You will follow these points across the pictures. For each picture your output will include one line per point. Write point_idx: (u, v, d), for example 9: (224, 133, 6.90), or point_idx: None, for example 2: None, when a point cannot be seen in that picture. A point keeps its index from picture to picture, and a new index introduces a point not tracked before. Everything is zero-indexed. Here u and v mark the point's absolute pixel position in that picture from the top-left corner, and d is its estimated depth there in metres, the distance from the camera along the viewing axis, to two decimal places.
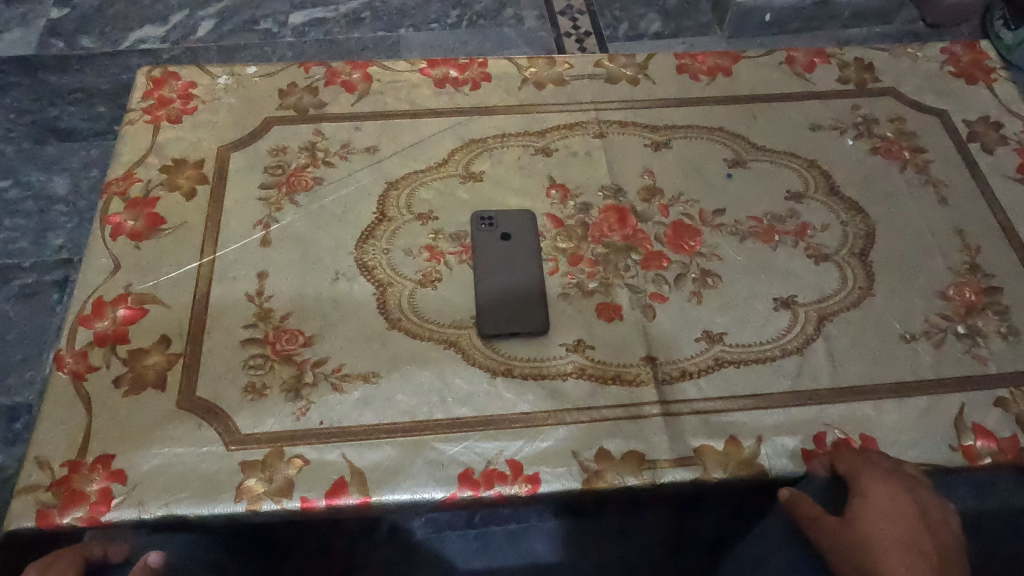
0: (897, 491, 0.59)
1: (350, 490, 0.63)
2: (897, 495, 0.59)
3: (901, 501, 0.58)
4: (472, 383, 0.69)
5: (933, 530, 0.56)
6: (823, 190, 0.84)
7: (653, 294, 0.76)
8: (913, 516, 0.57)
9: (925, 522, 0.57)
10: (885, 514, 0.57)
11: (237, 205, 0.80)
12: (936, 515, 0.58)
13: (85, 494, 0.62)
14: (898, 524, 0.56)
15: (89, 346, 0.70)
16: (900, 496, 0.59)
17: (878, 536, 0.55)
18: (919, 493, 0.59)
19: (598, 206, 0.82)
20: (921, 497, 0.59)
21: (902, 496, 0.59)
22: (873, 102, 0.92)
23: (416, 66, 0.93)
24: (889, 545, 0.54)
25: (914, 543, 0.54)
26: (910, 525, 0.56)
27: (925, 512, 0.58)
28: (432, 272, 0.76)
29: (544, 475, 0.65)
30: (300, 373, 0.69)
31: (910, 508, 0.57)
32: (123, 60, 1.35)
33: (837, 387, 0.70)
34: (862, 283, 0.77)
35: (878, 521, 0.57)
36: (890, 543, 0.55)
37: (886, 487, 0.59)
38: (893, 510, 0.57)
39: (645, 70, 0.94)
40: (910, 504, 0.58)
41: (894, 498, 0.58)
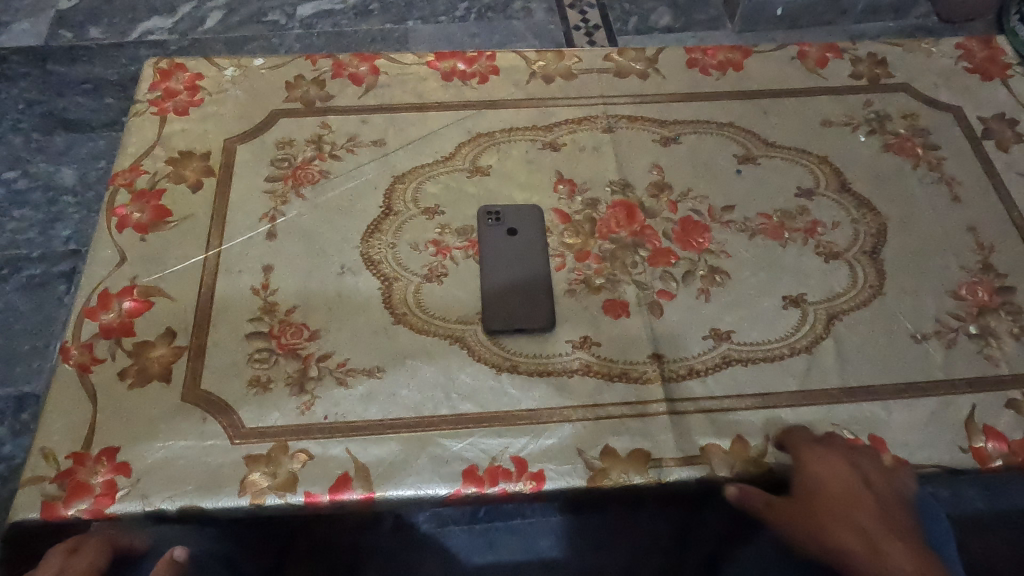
0: (839, 471, 0.64)
1: (354, 485, 0.63)
2: (843, 476, 0.63)
3: (850, 484, 0.63)
4: (477, 379, 0.69)
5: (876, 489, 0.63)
6: (835, 187, 0.83)
7: (661, 291, 0.75)
8: (863, 496, 0.62)
9: (873, 493, 0.63)
10: (836, 493, 0.63)
11: (243, 198, 0.80)
12: (874, 471, 0.64)
13: (91, 486, 0.62)
14: (860, 514, 0.62)
15: (95, 338, 0.70)
16: (844, 472, 0.64)
17: (851, 536, 0.61)
18: (859, 463, 0.65)
19: (605, 202, 0.81)
20: (862, 466, 0.64)
21: (845, 472, 0.64)
22: (886, 98, 0.91)
23: (424, 59, 0.93)
24: (866, 544, 0.60)
25: (880, 530, 0.61)
26: (861, 501, 0.62)
27: (868, 481, 0.63)
28: (438, 267, 0.76)
29: (548, 473, 0.64)
30: (305, 368, 0.69)
31: (859, 488, 0.63)
32: (132, 51, 1.35)
33: (846, 387, 0.70)
34: (873, 282, 0.76)
35: (843, 523, 0.62)
36: (863, 539, 0.60)
37: (829, 470, 0.64)
38: (848, 496, 0.63)
39: (654, 64, 0.93)
40: (857, 483, 0.63)
41: (843, 480, 0.63)
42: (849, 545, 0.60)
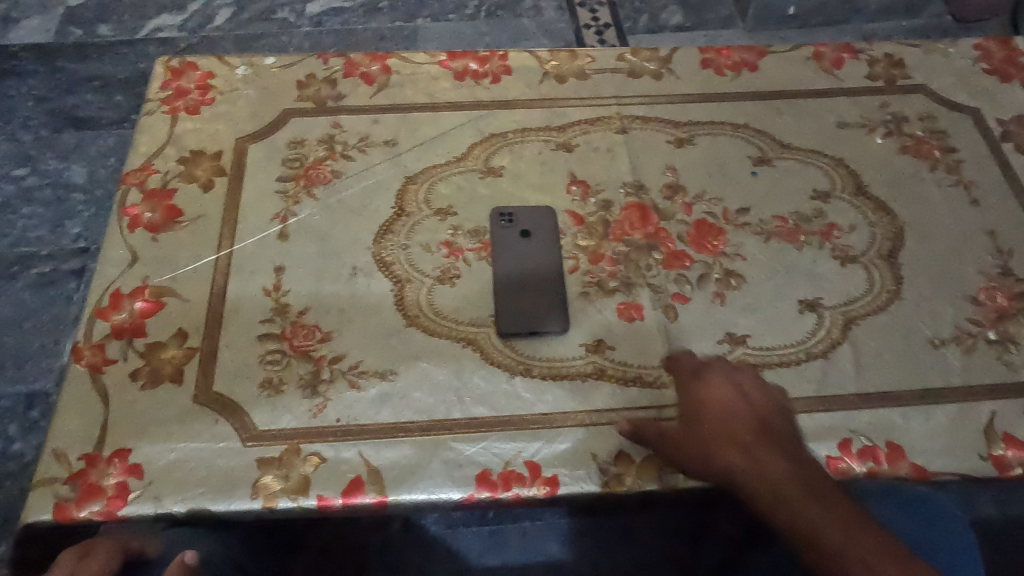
0: (720, 394, 0.63)
1: (366, 489, 0.63)
2: (723, 394, 0.62)
3: (731, 400, 0.62)
4: (491, 382, 0.69)
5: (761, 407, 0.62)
6: (851, 190, 0.82)
7: (675, 295, 0.74)
8: (741, 411, 0.61)
9: (753, 409, 0.61)
10: (721, 411, 0.61)
11: (254, 198, 0.79)
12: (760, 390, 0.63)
13: (103, 488, 0.62)
14: (739, 427, 0.60)
15: (106, 339, 0.70)
16: (725, 391, 0.63)
17: (733, 452, 0.58)
18: (738, 383, 0.63)
19: (619, 204, 0.80)
20: (742, 385, 0.63)
21: (726, 392, 0.63)
22: (903, 100, 0.90)
23: (436, 59, 0.92)
24: (749, 458, 0.58)
25: (762, 442, 0.59)
26: (744, 417, 0.61)
27: (747, 398, 0.62)
28: (450, 269, 0.75)
29: (562, 478, 0.64)
30: (317, 370, 0.69)
31: (741, 404, 0.62)
32: (141, 49, 1.35)
33: (863, 393, 0.69)
34: (890, 286, 0.75)
35: (722, 441, 0.59)
36: (747, 454, 0.58)
37: (710, 392, 0.63)
38: (727, 413, 0.61)
39: (668, 64, 0.92)
40: (737, 402, 0.62)
41: (724, 399, 0.62)
42: (734, 461, 0.58)
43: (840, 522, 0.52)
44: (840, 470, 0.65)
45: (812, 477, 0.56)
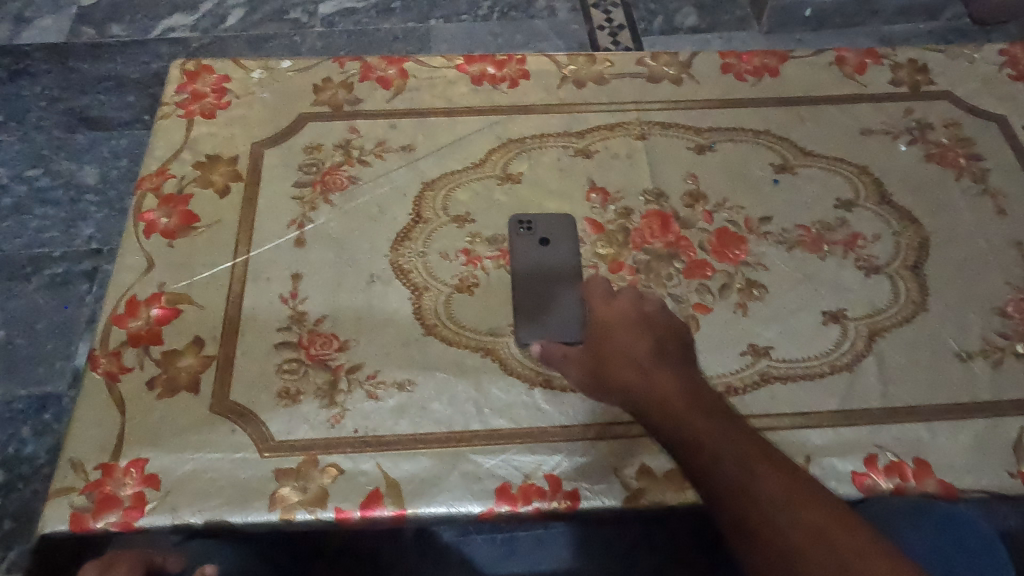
0: (626, 320, 0.66)
1: (385, 502, 0.62)
2: (626, 319, 0.66)
3: (632, 324, 0.66)
4: (510, 393, 0.68)
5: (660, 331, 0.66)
6: (875, 199, 0.81)
7: (697, 305, 0.73)
8: (645, 336, 0.65)
9: (656, 336, 0.65)
10: (623, 334, 0.65)
11: (271, 204, 0.79)
12: (660, 317, 0.67)
13: (119, 499, 0.61)
14: (640, 349, 0.64)
15: (122, 346, 0.69)
16: (629, 316, 0.66)
17: (631, 371, 0.62)
18: (648, 313, 0.67)
19: (639, 212, 0.79)
20: (651, 315, 0.67)
21: (635, 320, 0.66)
22: (928, 106, 0.88)
23: (453, 62, 0.91)
24: (644, 376, 0.62)
25: (659, 364, 0.63)
26: (642, 339, 0.64)
27: (653, 326, 0.66)
28: (469, 277, 0.74)
29: (583, 492, 0.63)
30: (335, 380, 0.68)
31: (641, 328, 0.65)
32: (153, 49, 1.34)
33: (888, 407, 0.68)
34: (916, 298, 0.74)
35: (623, 361, 0.63)
36: (643, 373, 0.62)
37: (620, 318, 0.66)
38: (630, 337, 0.65)
39: (688, 69, 0.91)
40: (642, 328, 0.65)
41: (631, 326, 0.66)
42: (633, 379, 0.62)
43: (719, 428, 0.56)
44: (866, 486, 0.64)
45: (700, 395, 0.60)
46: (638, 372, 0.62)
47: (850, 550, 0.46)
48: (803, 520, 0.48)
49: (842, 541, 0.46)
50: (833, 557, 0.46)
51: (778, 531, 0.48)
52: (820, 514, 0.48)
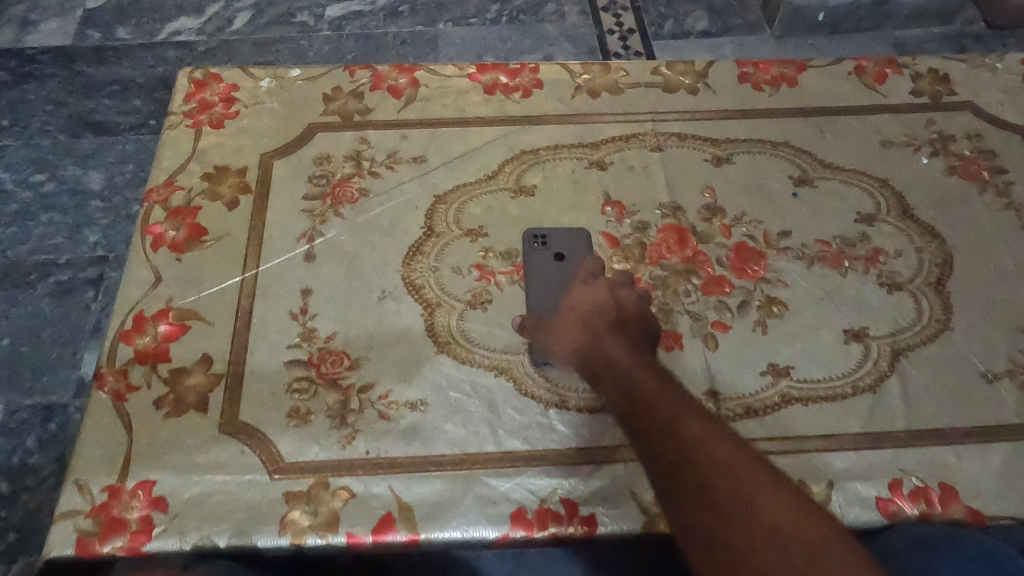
0: (595, 296, 0.65)
1: (397, 526, 0.61)
2: (596, 294, 0.65)
3: (601, 299, 0.65)
4: (524, 414, 0.66)
5: (626, 307, 0.64)
6: (897, 213, 0.79)
7: (715, 323, 0.71)
8: (608, 306, 0.64)
9: (623, 309, 0.64)
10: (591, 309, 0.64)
11: (280, 217, 0.77)
12: (630, 295, 0.66)
13: (126, 522, 0.60)
14: (601, 317, 0.63)
15: (129, 364, 0.68)
16: (599, 293, 0.66)
17: (588, 335, 0.63)
18: (618, 289, 0.66)
19: (656, 226, 0.77)
20: (622, 292, 0.66)
21: (604, 294, 0.66)
22: (950, 118, 0.86)
23: (465, 71, 0.89)
24: (600, 340, 0.62)
25: (618, 332, 0.62)
26: (607, 313, 0.64)
27: (624, 302, 0.65)
28: (482, 293, 0.73)
29: (600, 517, 0.62)
30: (346, 400, 0.66)
31: (610, 304, 0.64)
32: (159, 52, 1.28)
33: (913, 430, 0.66)
34: (939, 316, 0.72)
35: (586, 333, 0.63)
36: (599, 337, 0.62)
37: (589, 292, 0.66)
38: (597, 308, 0.64)
39: (704, 78, 0.89)
40: (610, 304, 0.64)
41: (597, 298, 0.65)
42: (589, 343, 0.62)
43: (663, 388, 0.57)
44: (891, 512, 0.62)
45: (651, 363, 0.60)
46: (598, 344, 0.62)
47: (757, 484, 0.47)
48: (718, 456, 0.49)
49: (752, 478, 0.48)
50: (740, 486, 0.47)
51: (694, 463, 0.49)
52: (737, 454, 0.50)
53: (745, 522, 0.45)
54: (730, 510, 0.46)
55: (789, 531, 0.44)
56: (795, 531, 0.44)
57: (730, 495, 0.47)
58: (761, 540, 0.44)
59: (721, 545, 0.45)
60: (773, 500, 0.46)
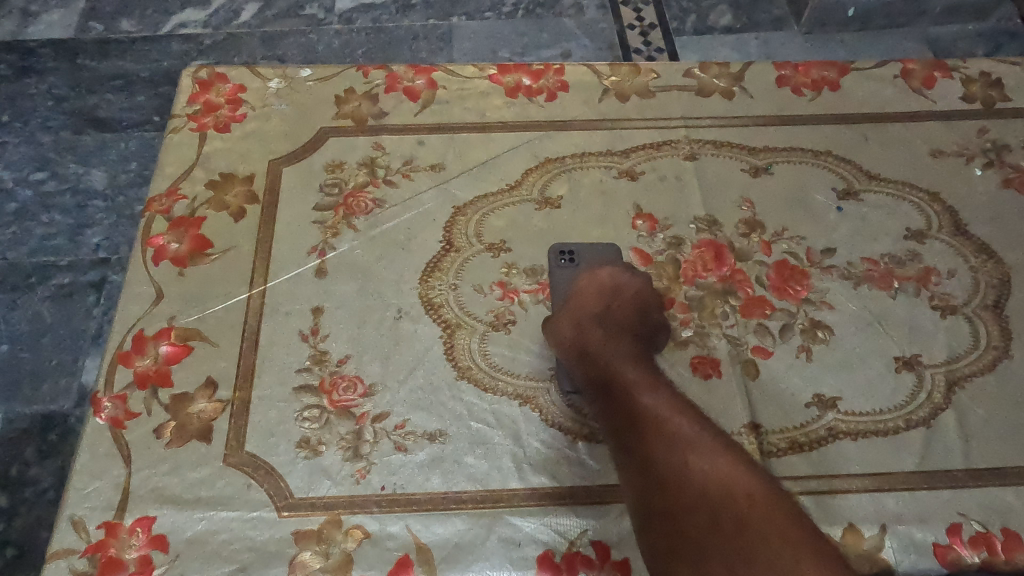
0: (593, 284, 0.64)
1: (415, 570, 0.56)
2: (594, 283, 0.64)
3: (598, 287, 0.64)
4: (551, 446, 0.62)
5: (620, 295, 0.63)
6: (949, 228, 0.74)
7: (756, 348, 0.66)
8: (603, 296, 0.63)
9: (615, 299, 0.63)
10: (585, 295, 0.63)
11: (290, 229, 0.73)
12: (627, 281, 0.64)
13: (124, 563, 0.56)
14: (587, 308, 0.62)
15: (128, 389, 0.64)
16: (595, 279, 0.64)
17: (573, 327, 0.61)
18: (611, 277, 0.64)
19: (691, 241, 0.72)
20: (616, 279, 0.64)
21: (595, 283, 0.64)
22: (1004, 126, 0.81)
23: (486, 72, 0.84)
24: (582, 331, 0.61)
25: (601, 322, 0.61)
26: (599, 300, 0.63)
27: (617, 291, 0.64)
28: (504, 313, 0.68)
29: (634, 562, 0.57)
30: (360, 430, 0.62)
31: (604, 292, 0.63)
32: (164, 46, 1.23)
33: (971, 469, 0.61)
34: (997, 343, 0.67)
35: (575, 319, 0.62)
36: (583, 327, 0.61)
37: (582, 284, 0.64)
38: (591, 299, 0.63)
39: (740, 81, 0.84)
40: (604, 292, 0.63)
41: (586, 288, 0.64)
42: (571, 332, 0.61)
43: (635, 373, 0.57)
44: (950, 559, 0.57)
45: (632, 349, 0.60)
46: (586, 328, 0.61)
47: (699, 453, 0.49)
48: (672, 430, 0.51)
49: (702, 453, 0.49)
50: (688, 463, 0.48)
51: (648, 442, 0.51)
52: (694, 429, 0.51)
53: (688, 496, 0.47)
54: (677, 485, 0.48)
55: (724, 501, 0.46)
56: (726, 496, 0.46)
57: (676, 470, 0.48)
58: (696, 509, 0.46)
59: (666, 519, 0.47)
60: (715, 471, 0.48)
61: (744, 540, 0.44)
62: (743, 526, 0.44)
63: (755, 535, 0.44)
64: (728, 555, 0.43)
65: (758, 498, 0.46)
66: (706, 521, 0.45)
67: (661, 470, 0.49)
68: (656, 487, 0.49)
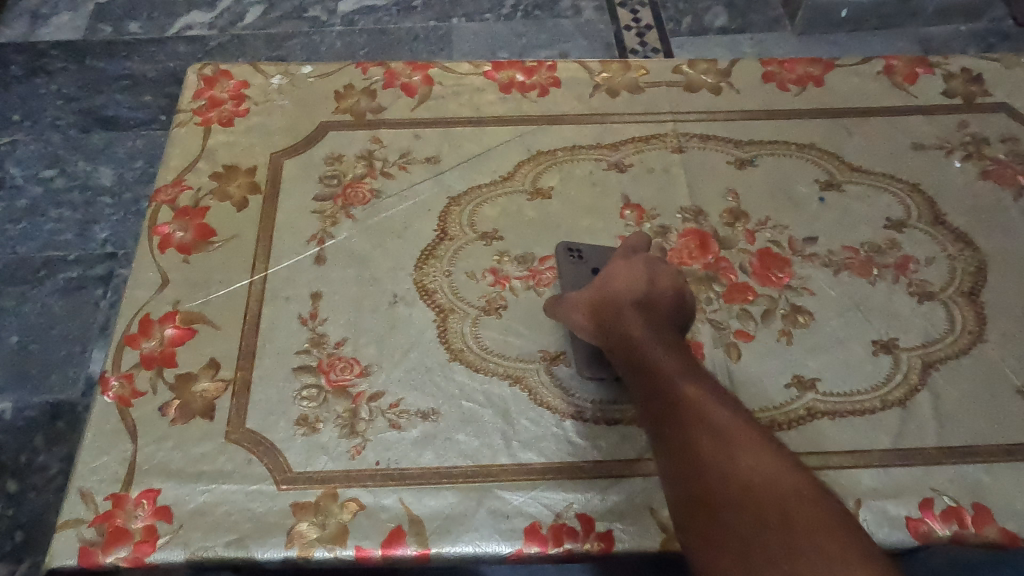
0: (628, 272, 0.64)
1: (407, 540, 0.59)
2: (630, 272, 0.64)
3: (632, 275, 0.63)
4: (540, 425, 0.64)
5: (659, 284, 0.62)
6: (928, 218, 0.76)
7: (738, 332, 0.69)
8: (639, 283, 0.63)
9: (652, 286, 0.62)
10: (620, 282, 0.63)
11: (290, 217, 0.75)
12: (664, 271, 0.64)
13: (130, 532, 0.59)
14: (623, 295, 0.62)
15: (135, 368, 0.67)
16: (633, 269, 0.64)
17: (610, 312, 0.62)
18: (647, 265, 0.64)
19: (677, 230, 0.75)
20: (653, 268, 0.64)
21: (631, 270, 0.64)
22: (983, 120, 0.83)
23: (481, 69, 0.87)
24: (619, 317, 0.61)
25: (640, 309, 0.61)
26: (636, 287, 0.62)
27: (654, 279, 0.63)
28: (496, 298, 0.71)
29: (618, 533, 0.59)
30: (356, 409, 0.65)
31: (641, 280, 0.63)
32: (170, 48, 1.26)
33: (944, 447, 0.63)
34: (972, 327, 0.69)
35: (612, 305, 0.62)
36: (620, 312, 0.61)
37: (617, 269, 0.65)
38: (625, 285, 0.63)
39: (727, 77, 0.87)
40: (642, 278, 0.63)
41: (621, 274, 0.64)
42: (606, 316, 0.62)
43: (673, 361, 0.57)
44: (922, 532, 0.59)
45: (671, 338, 0.60)
46: (624, 314, 0.61)
47: (742, 445, 0.50)
48: (717, 422, 0.52)
49: (750, 451, 0.49)
50: (735, 459, 0.49)
51: (692, 432, 0.52)
52: (737, 424, 0.52)
53: (731, 486, 0.48)
54: (723, 480, 0.48)
55: (769, 495, 0.46)
56: (771, 489, 0.46)
57: (719, 461, 0.49)
58: (740, 500, 0.47)
59: (711, 511, 0.48)
60: (759, 467, 0.48)
61: (791, 534, 0.43)
62: (790, 521, 0.44)
63: (800, 527, 0.44)
64: (767, 550, 0.43)
65: (808, 496, 0.46)
66: (750, 513, 0.46)
67: (707, 462, 0.50)
68: (700, 478, 0.49)
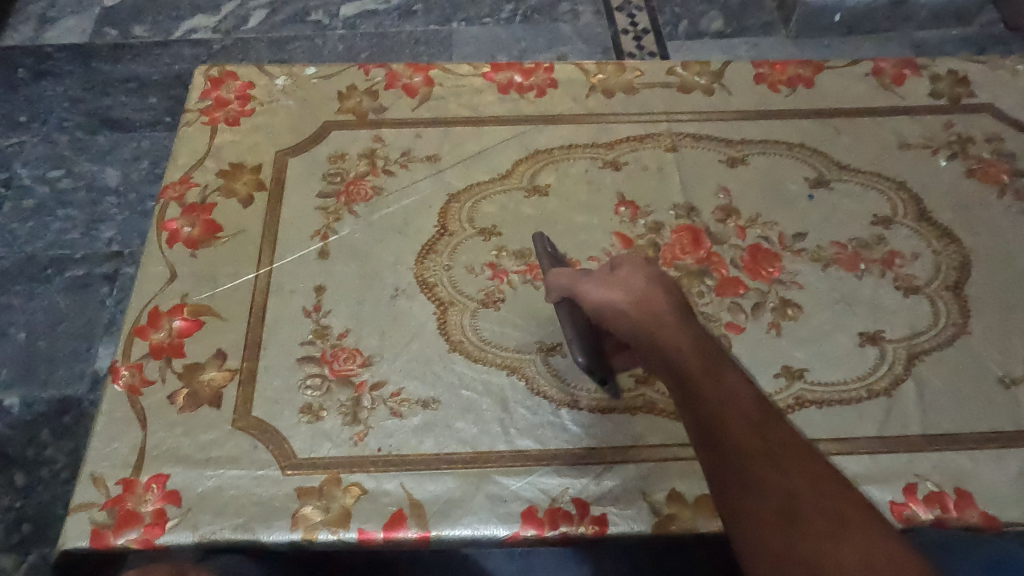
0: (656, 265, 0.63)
1: (408, 523, 0.61)
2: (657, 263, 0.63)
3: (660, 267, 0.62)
4: (536, 413, 0.66)
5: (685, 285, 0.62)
6: (914, 215, 0.78)
7: (729, 324, 0.71)
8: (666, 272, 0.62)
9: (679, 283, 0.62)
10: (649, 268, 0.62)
11: (294, 214, 0.78)
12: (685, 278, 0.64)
13: (140, 515, 0.61)
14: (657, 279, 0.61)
15: (144, 359, 0.69)
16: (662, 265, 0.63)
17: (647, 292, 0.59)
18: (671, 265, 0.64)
19: (670, 226, 0.77)
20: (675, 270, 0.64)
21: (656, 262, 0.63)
22: (969, 120, 0.86)
23: (480, 70, 0.89)
24: (656, 297, 0.58)
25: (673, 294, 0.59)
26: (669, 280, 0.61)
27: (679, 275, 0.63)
28: (495, 292, 0.73)
29: (611, 517, 0.61)
30: (358, 397, 0.67)
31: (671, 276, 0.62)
32: (176, 51, 1.29)
33: (928, 434, 0.65)
34: (956, 320, 0.71)
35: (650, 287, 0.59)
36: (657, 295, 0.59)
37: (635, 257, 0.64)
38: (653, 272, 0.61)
39: (720, 79, 0.89)
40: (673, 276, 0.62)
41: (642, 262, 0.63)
42: (630, 288, 0.59)
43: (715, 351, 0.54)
44: (905, 516, 0.62)
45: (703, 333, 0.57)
46: (661, 296, 0.59)
47: (822, 471, 0.44)
48: (790, 440, 0.46)
49: (834, 479, 0.43)
50: (821, 482, 0.43)
51: (760, 441, 0.46)
52: (811, 448, 0.46)
53: (812, 496, 0.42)
54: (805, 499, 0.42)
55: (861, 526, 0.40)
56: (864, 520, 0.40)
57: (797, 479, 0.43)
58: (827, 521, 0.40)
59: (788, 528, 0.41)
60: (845, 494, 0.42)
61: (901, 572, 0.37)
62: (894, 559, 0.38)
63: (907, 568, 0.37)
64: (850, 538, 0.39)
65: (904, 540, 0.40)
66: (839, 527, 0.40)
67: (782, 476, 0.43)
68: (772, 488, 0.43)
